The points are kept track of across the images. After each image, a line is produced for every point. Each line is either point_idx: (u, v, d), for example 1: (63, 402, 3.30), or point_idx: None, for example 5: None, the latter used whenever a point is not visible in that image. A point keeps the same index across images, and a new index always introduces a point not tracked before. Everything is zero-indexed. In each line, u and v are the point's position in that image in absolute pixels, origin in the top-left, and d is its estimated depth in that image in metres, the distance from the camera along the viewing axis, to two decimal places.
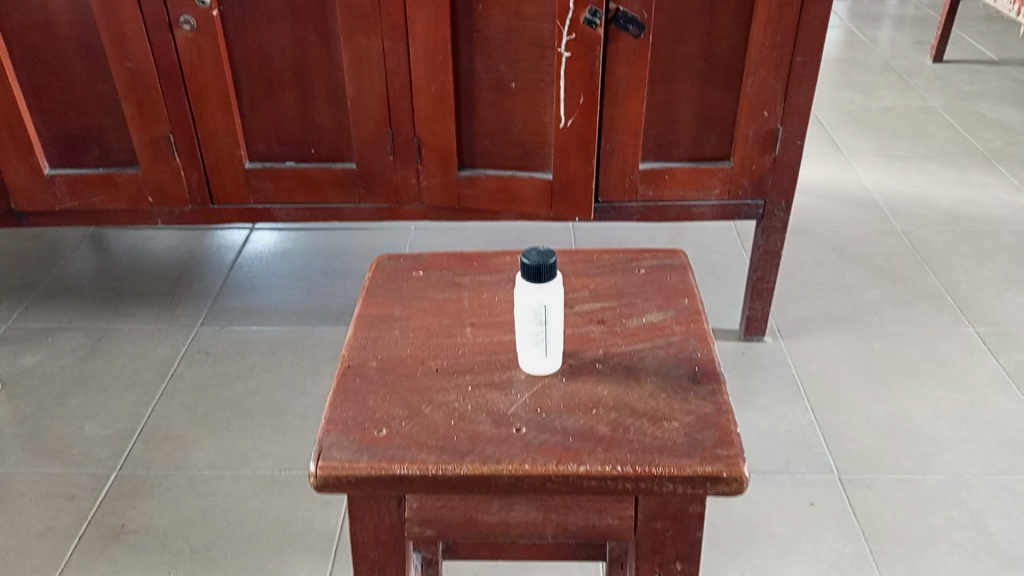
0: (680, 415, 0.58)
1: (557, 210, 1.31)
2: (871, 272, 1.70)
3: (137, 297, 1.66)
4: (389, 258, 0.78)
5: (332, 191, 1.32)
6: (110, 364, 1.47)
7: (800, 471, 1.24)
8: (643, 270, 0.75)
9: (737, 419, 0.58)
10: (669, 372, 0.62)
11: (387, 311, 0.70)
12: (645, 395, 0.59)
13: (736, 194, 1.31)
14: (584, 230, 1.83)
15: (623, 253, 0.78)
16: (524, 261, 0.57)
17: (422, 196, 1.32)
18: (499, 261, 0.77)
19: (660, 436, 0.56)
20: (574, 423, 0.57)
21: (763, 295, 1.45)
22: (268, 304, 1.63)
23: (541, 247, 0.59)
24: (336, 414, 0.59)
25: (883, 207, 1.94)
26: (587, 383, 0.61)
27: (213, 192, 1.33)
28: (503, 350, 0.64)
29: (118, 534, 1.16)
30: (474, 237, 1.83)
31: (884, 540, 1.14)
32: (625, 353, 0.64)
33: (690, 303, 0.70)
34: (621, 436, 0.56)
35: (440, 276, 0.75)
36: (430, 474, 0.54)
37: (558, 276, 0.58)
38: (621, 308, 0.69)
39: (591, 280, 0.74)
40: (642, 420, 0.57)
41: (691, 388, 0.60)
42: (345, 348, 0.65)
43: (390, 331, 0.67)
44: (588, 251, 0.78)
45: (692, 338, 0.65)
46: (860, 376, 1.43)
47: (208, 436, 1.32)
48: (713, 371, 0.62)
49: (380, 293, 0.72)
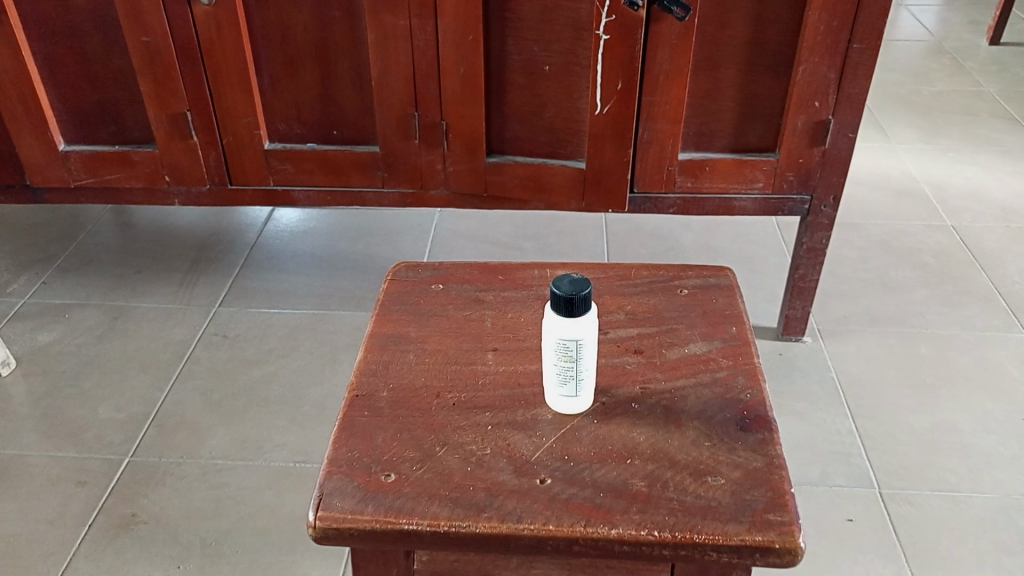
0: (726, 470, 0.55)
1: (589, 201, 1.24)
2: (918, 270, 1.61)
3: (156, 274, 1.62)
4: (406, 269, 0.76)
5: (355, 174, 1.27)
6: (127, 343, 1.44)
7: (838, 484, 1.18)
8: (684, 291, 0.73)
9: (790, 476, 0.55)
10: (714, 416, 0.59)
11: (402, 332, 0.67)
12: (687, 443, 0.57)
13: (781, 187, 1.23)
14: (616, 218, 1.77)
15: (665, 270, 0.76)
16: (555, 292, 0.53)
17: (448, 181, 1.26)
18: (525, 275, 0.75)
19: (705, 496, 0.53)
20: (606, 476, 0.54)
21: (805, 294, 1.37)
22: (289, 286, 1.58)
23: (574, 275, 0.54)
24: (339, 455, 0.56)
25: (933, 199, 1.84)
26: (622, 426, 0.58)
27: (232, 173, 1.28)
28: (526, 382, 0.62)
29: (128, 524, 1.13)
30: (502, 221, 1.77)
31: (926, 562, 1.07)
32: (664, 391, 0.61)
33: (737, 331, 0.68)
34: (659, 493, 0.53)
35: (462, 290, 0.72)
36: (441, 531, 0.51)
37: (592, 309, 0.54)
38: (662, 337, 0.67)
39: (626, 301, 0.72)
40: (684, 474, 0.54)
41: (740, 436, 0.57)
42: (353, 375, 0.63)
43: (404, 355, 0.65)
44: (625, 267, 0.76)
45: (740, 375, 0.63)
46: (905, 382, 1.35)
47: (223, 423, 1.28)
48: (765, 417, 0.59)
49: (394, 309, 0.70)
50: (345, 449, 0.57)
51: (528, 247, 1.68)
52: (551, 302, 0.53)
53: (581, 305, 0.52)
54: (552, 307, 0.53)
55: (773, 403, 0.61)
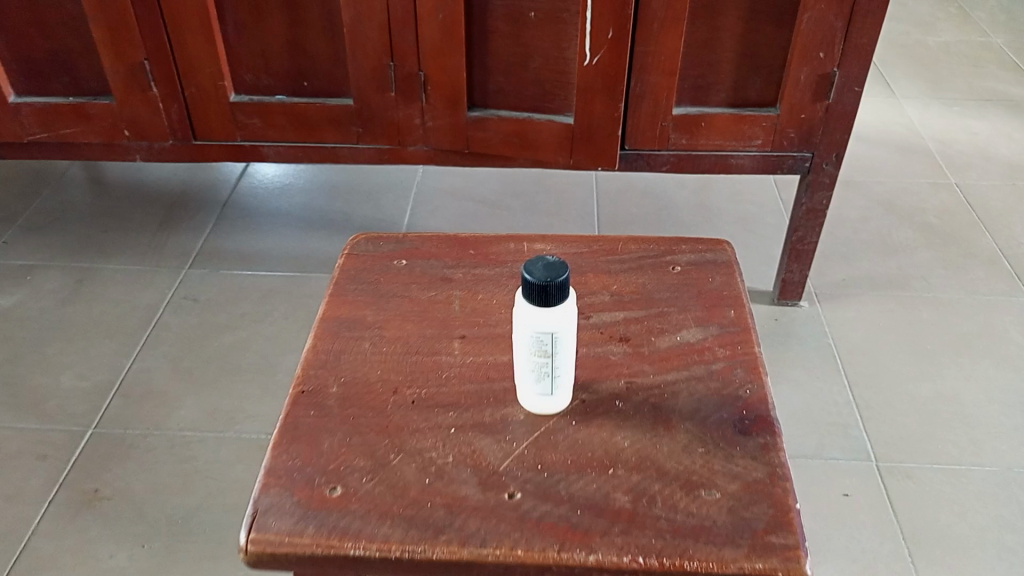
0: (722, 483, 0.52)
1: (577, 159, 1.17)
2: (921, 230, 1.55)
3: (124, 234, 1.54)
4: (365, 241, 0.76)
5: (328, 130, 1.19)
6: (92, 308, 1.37)
7: (834, 456, 1.13)
8: (677, 269, 0.72)
9: (794, 489, 0.52)
10: (709, 417, 0.57)
11: (358, 316, 0.67)
12: (678, 449, 0.55)
13: (781, 145, 1.16)
14: (608, 177, 1.69)
15: (655, 245, 0.75)
16: (529, 278, 0.50)
17: (428, 137, 1.18)
18: (501, 250, 0.75)
19: (698, 514, 0.50)
20: (586, 490, 0.52)
21: (803, 257, 1.31)
22: (265, 247, 1.51)
23: (547, 257, 0.52)
24: (280, 464, 0.54)
25: (936, 156, 1.77)
26: (603, 429, 0.56)
27: (196, 127, 1.20)
28: (496, 376, 0.61)
29: (92, 500, 1.07)
30: (489, 179, 1.69)
31: (924, 540, 1.03)
32: (654, 386, 0.60)
33: (736, 316, 0.67)
34: (644, 511, 0.51)
35: (427, 268, 0.73)
36: (392, 557, 0.49)
37: (569, 298, 0.52)
38: (651, 322, 0.66)
39: (611, 280, 0.71)
40: (674, 488, 0.52)
41: (738, 441, 0.55)
42: (301, 368, 0.62)
43: (359, 343, 0.64)
44: (613, 242, 0.75)
45: (739, 368, 0.61)
46: (904, 349, 1.30)
47: (192, 392, 1.22)
48: (766, 419, 0.57)
49: (349, 290, 0.70)
50: (284, 457, 0.55)
51: (515, 206, 1.60)
52: (524, 290, 0.51)
53: (558, 292, 0.50)
54: (526, 297, 0.51)
55: (773, 400, 0.59)
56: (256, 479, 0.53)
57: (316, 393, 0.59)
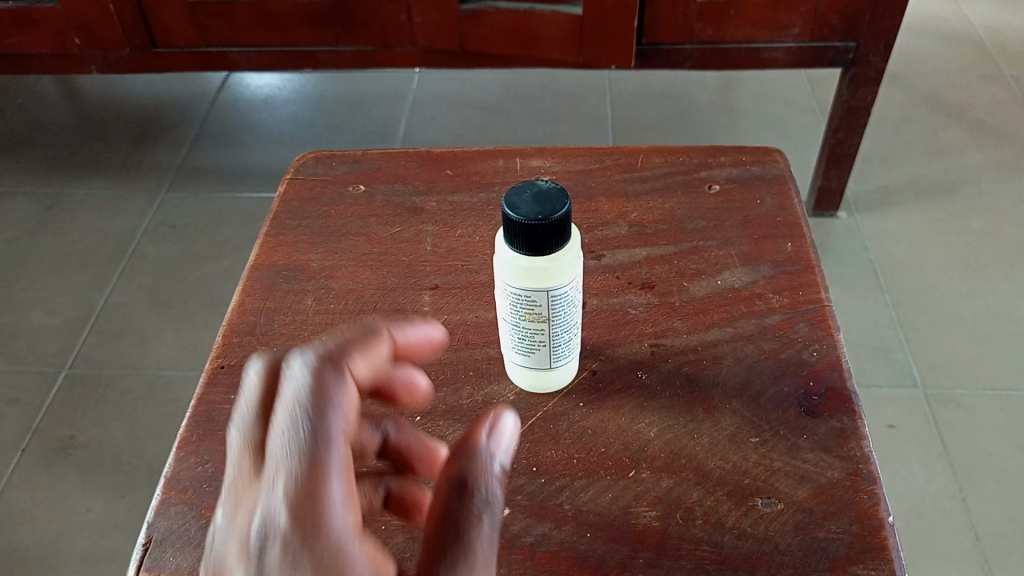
0: (783, 488, 0.45)
1: (587, 56, 1.02)
2: (970, 129, 1.40)
3: (96, 155, 1.42)
4: (311, 164, 0.68)
5: (302, 31, 1.05)
6: (63, 237, 1.26)
7: (876, 384, 1.02)
8: (715, 188, 0.64)
9: (883, 494, 0.45)
10: (763, 394, 0.49)
11: (300, 261, 0.59)
12: (723, 440, 0.47)
13: (821, 33, 1.01)
14: (621, 76, 1.54)
15: (689, 159, 0.67)
16: (512, 216, 0.40)
17: (415, 36, 1.04)
18: (485, 168, 0.67)
19: (754, 533, 0.43)
20: (600, 502, 0.45)
21: (842, 162, 1.17)
22: (249, 164, 1.39)
23: (540, 186, 0.41)
24: (184, 472, 0.47)
25: (986, 44, 1.60)
26: (620, 415, 0.49)
27: (154, 32, 1.06)
28: (477, 342, 0.53)
29: (66, 448, 0.99)
30: (494, 83, 1.54)
31: (977, 476, 0.93)
32: (685, 350, 0.52)
33: (794, 250, 0.58)
34: (677, 533, 0.44)
35: (391, 196, 0.65)
36: None
37: (570, 244, 0.42)
38: (684, 262, 0.58)
39: (627, 205, 0.63)
40: (721, 499, 0.45)
41: (806, 425, 0.48)
42: (222, 335, 0.54)
43: (300, 298, 0.57)
44: (631, 158, 0.67)
45: (802, 324, 0.53)
46: (953, 262, 1.17)
47: (172, 327, 1.12)
48: (840, 393, 0.49)
49: (289, 230, 0.62)
50: (190, 462, 0.48)
51: (521, 112, 1.46)
52: (512, 234, 0.40)
53: (557, 237, 0.40)
54: (514, 244, 0.41)
55: (848, 362, 0.51)
56: (155, 493, 0.47)
57: (238, 369, 0.52)
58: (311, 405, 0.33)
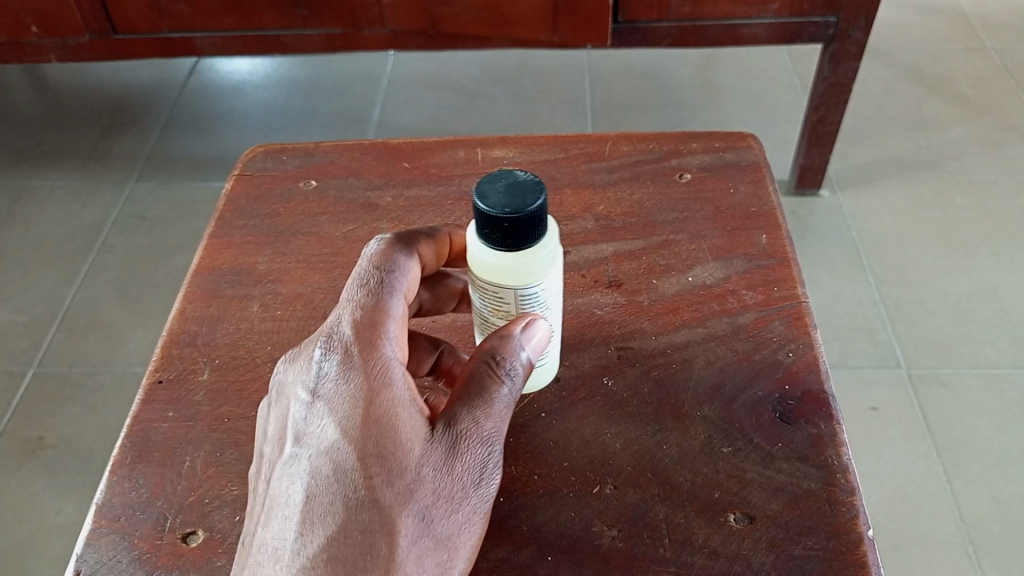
0: (754, 502, 0.43)
1: (562, 35, 1.00)
2: (953, 103, 1.38)
3: (61, 145, 1.38)
4: (263, 160, 0.66)
5: (267, 13, 1.01)
6: (28, 231, 1.23)
7: (859, 365, 1.01)
8: (686, 177, 0.62)
9: (861, 506, 0.43)
10: (735, 399, 0.48)
11: (247, 265, 0.58)
12: (693, 451, 0.46)
13: (800, 9, 0.98)
14: (598, 56, 1.51)
15: (658, 147, 0.65)
16: (480, 206, 0.39)
17: (384, 17, 1.01)
18: (443, 161, 0.65)
19: (723, 548, 0.42)
20: (563, 521, 0.44)
21: (823, 140, 1.15)
22: (220, 152, 1.36)
23: (518, 179, 0.40)
24: (117, 499, 0.45)
25: (968, 16, 1.58)
26: (585, 426, 0.48)
27: (114, 17, 1.02)
28: None
29: (35, 449, 0.96)
30: (469, 65, 1.51)
31: (960, 457, 0.92)
32: (653, 355, 0.51)
33: (769, 242, 0.57)
34: (643, 552, 0.42)
35: (345, 192, 0.63)
36: None
37: (545, 242, 0.40)
38: (653, 257, 0.56)
39: (593, 197, 0.61)
40: (690, 516, 0.43)
41: (780, 432, 0.46)
42: (162, 347, 0.53)
43: (247, 306, 0.55)
44: (599, 147, 0.65)
45: (777, 322, 0.52)
46: (936, 239, 1.16)
47: (142, 322, 1.09)
48: (817, 397, 0.48)
49: (236, 231, 0.60)
50: (124, 487, 0.46)
51: (497, 94, 1.43)
52: (480, 225, 0.39)
53: (529, 233, 0.39)
54: (484, 237, 0.40)
55: (825, 363, 0.50)
56: (85, 522, 0.45)
57: (178, 383, 0.51)
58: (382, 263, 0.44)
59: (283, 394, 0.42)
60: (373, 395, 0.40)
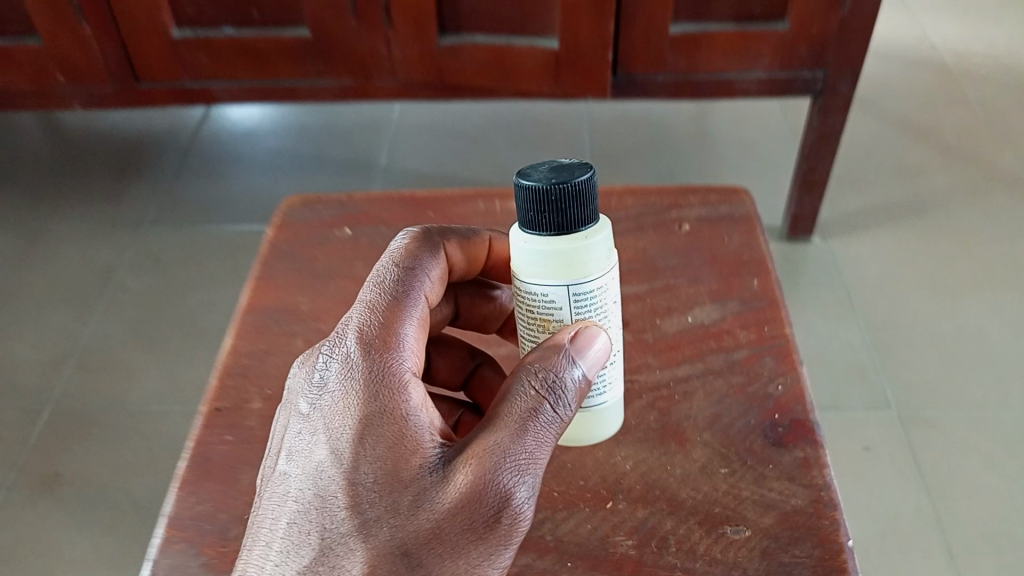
0: (752, 516, 0.47)
1: (564, 85, 1.05)
2: (938, 152, 1.44)
3: (79, 188, 1.43)
4: (299, 208, 0.71)
5: (282, 64, 1.06)
6: (47, 270, 1.27)
7: (851, 408, 1.05)
8: (685, 228, 0.66)
9: (843, 520, 0.47)
10: (731, 426, 0.52)
11: (288, 303, 0.62)
12: (695, 471, 0.50)
13: (791, 63, 1.04)
14: (599, 107, 1.57)
15: (657, 199, 0.70)
16: (528, 184, 0.43)
17: (395, 70, 1.06)
18: (461, 211, 0.70)
19: (725, 557, 0.45)
20: (580, 533, 0.47)
21: (814, 188, 1.20)
22: (231, 196, 1.40)
23: (553, 168, 0.45)
24: (184, 512, 0.49)
25: (951, 68, 1.65)
26: (599, 449, 0.51)
27: (136, 68, 1.08)
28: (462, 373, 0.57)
29: (51, 485, 0.99)
30: (472, 114, 1.57)
31: (950, 494, 0.95)
32: (658, 387, 0.55)
33: (760, 286, 0.61)
34: (652, 560, 0.45)
35: (376, 239, 0.68)
36: None
37: (590, 224, 0.44)
38: (656, 300, 0.61)
39: None
40: (693, 528, 0.47)
41: (771, 455, 0.50)
42: (217, 378, 0.56)
43: (290, 341, 0.59)
44: (608, 198, 0.70)
45: (766, 358, 0.56)
46: (923, 282, 1.20)
47: (155, 361, 1.13)
48: (804, 423, 0.52)
49: (279, 273, 0.65)
50: (189, 501, 0.49)
51: (499, 141, 1.49)
52: (529, 204, 0.43)
53: (576, 205, 0.43)
54: (537, 220, 0.43)
55: (811, 394, 0.54)
56: (156, 533, 0.48)
57: (233, 411, 0.54)
58: (401, 277, 0.48)
59: (288, 404, 0.45)
60: (366, 412, 0.42)
